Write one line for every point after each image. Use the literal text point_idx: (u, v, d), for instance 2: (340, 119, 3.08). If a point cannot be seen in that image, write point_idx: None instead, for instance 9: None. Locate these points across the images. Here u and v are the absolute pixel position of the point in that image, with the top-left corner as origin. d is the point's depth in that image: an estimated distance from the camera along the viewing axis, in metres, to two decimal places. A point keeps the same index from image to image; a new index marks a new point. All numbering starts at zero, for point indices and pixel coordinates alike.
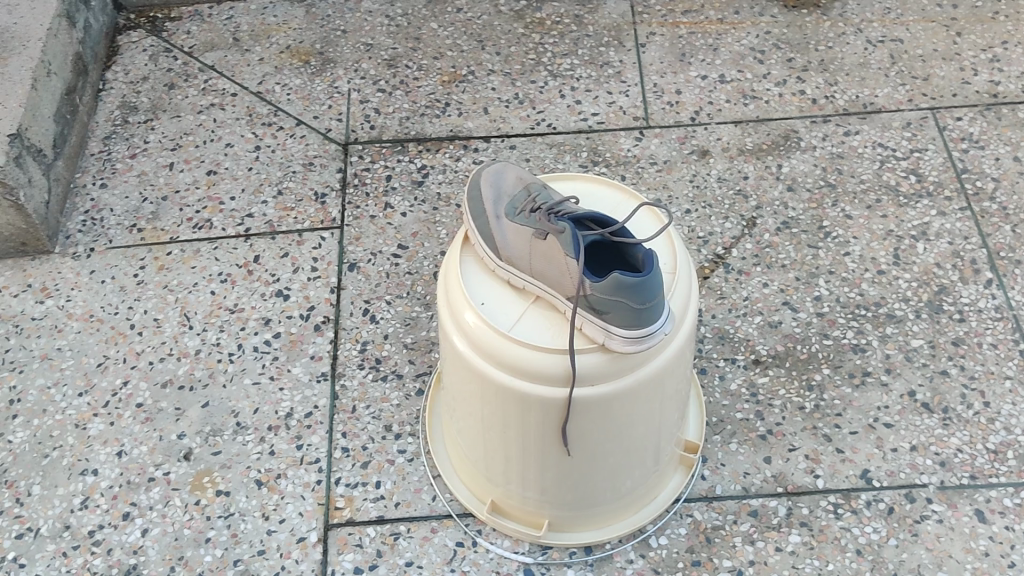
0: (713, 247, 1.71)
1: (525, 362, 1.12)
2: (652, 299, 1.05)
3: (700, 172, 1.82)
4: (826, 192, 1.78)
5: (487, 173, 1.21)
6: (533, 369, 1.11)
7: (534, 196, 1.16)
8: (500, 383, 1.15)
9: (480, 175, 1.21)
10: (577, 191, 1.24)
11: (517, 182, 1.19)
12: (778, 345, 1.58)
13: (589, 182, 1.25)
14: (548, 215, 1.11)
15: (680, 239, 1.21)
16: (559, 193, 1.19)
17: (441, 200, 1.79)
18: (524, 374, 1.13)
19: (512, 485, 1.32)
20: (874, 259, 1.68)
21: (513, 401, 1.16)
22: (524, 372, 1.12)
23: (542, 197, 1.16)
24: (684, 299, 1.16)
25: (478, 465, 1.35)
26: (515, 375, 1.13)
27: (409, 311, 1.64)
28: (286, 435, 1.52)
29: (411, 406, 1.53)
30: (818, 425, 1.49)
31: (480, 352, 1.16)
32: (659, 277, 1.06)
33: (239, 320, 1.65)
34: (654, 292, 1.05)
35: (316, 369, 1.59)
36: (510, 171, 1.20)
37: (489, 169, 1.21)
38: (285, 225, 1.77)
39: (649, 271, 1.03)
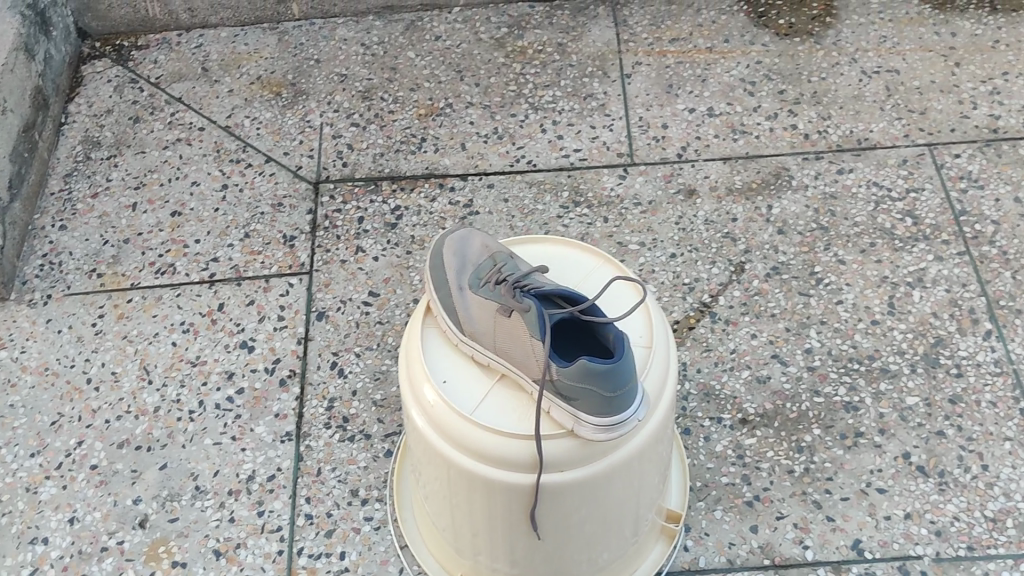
0: (699, 294, 1.63)
1: (488, 447, 1.03)
2: (624, 386, 0.97)
3: (687, 213, 1.74)
4: (819, 235, 1.69)
5: (450, 239, 1.12)
6: (497, 455, 1.03)
7: (500, 266, 1.07)
8: (462, 468, 1.06)
9: (442, 239, 1.13)
10: (547, 257, 1.15)
11: (482, 250, 1.11)
12: (766, 403, 1.50)
13: (560, 246, 1.16)
14: (513, 289, 1.03)
15: (657, 312, 1.13)
16: (528, 262, 1.10)
17: (415, 243, 1.71)
18: (486, 460, 1.04)
19: (481, 558, 1.23)
20: (868, 308, 1.60)
21: (476, 486, 1.07)
22: (487, 458, 1.04)
23: (508, 267, 1.07)
24: (661, 377, 1.07)
25: (446, 537, 1.27)
26: (476, 460, 1.05)
27: (379, 365, 1.56)
28: (247, 500, 1.44)
29: (378, 469, 1.45)
30: (807, 491, 1.41)
31: (441, 433, 1.07)
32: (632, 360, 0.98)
33: (200, 374, 1.57)
34: (625, 378, 0.96)
35: (280, 428, 1.51)
36: (475, 235, 1.12)
37: (453, 234, 1.12)
38: (251, 270, 1.69)
39: (621, 355, 0.95)
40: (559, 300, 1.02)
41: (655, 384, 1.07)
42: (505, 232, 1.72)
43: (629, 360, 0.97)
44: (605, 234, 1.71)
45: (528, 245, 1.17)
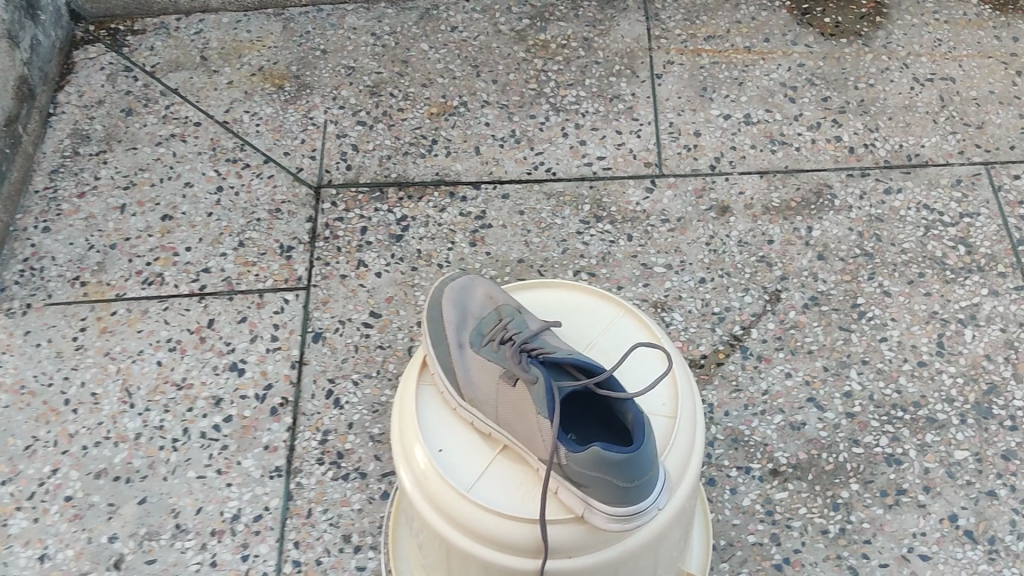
0: (730, 325, 1.49)
1: (486, 530, 0.91)
2: (643, 475, 0.83)
3: (719, 233, 1.59)
4: (862, 262, 1.55)
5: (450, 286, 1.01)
6: (496, 538, 0.90)
7: (506, 321, 0.95)
8: (458, 549, 0.93)
9: (440, 286, 1.00)
10: (560, 308, 1.02)
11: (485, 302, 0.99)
12: (800, 452, 1.37)
13: (575, 295, 1.04)
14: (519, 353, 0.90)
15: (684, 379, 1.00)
16: (537, 316, 0.98)
17: (421, 258, 1.60)
18: (484, 542, 0.91)
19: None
20: (914, 347, 1.46)
21: (472, 569, 0.95)
22: (484, 541, 0.91)
23: (515, 323, 0.95)
24: (684, 452, 0.95)
25: None
26: (473, 542, 0.92)
27: (378, 395, 1.45)
28: (231, 542, 1.32)
29: (374, 513, 1.34)
30: (842, 554, 1.28)
31: (433, 507, 0.95)
32: (653, 445, 0.84)
33: (186, 398, 1.46)
34: (645, 468, 0.83)
35: (270, 462, 1.39)
36: (477, 284, 1.00)
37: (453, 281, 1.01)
38: (244, 283, 1.58)
39: (640, 440, 0.82)
40: (573, 370, 0.89)
41: (678, 459, 0.94)
42: (519, 248, 1.59)
43: (650, 447, 0.83)
44: (628, 254, 1.57)
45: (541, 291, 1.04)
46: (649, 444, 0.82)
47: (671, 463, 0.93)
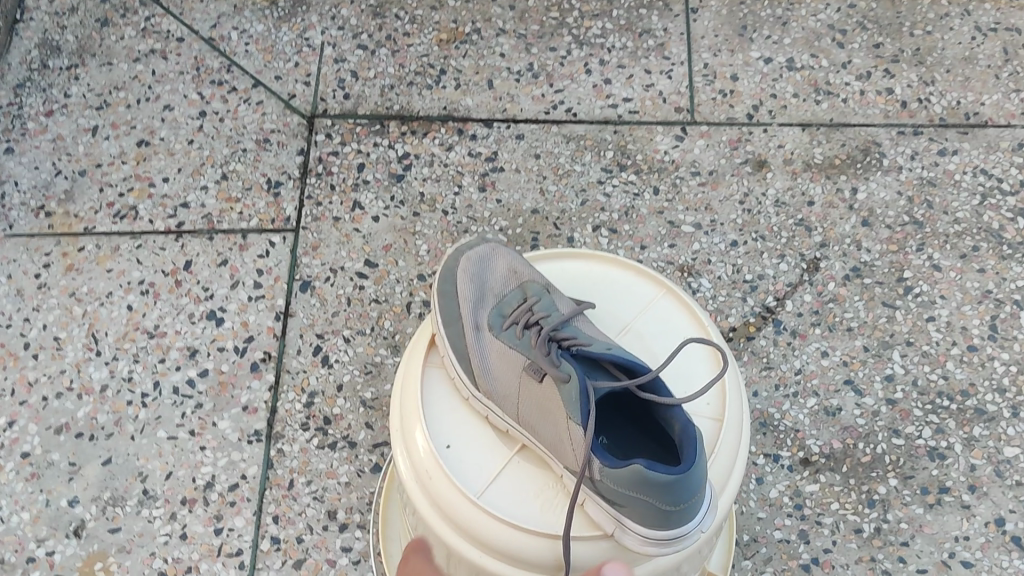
0: (763, 295, 1.35)
1: (499, 544, 0.79)
2: (691, 499, 0.71)
3: (755, 190, 1.45)
4: (911, 231, 1.41)
5: (469, 260, 0.94)
6: (511, 554, 0.79)
7: (531, 304, 0.90)
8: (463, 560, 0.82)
9: (459, 258, 0.95)
10: (601, 281, 1.00)
11: (508, 278, 0.94)
12: (834, 441, 1.24)
13: (617, 270, 1.00)
14: (549, 344, 0.84)
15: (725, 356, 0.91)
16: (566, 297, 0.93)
17: (423, 202, 1.45)
18: (496, 556, 0.80)
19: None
20: (964, 329, 1.33)
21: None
22: (497, 556, 0.80)
23: (541, 306, 0.90)
24: (730, 459, 0.82)
25: None
26: (481, 554, 0.80)
27: (372, 355, 1.31)
28: (203, 513, 1.21)
29: (362, 487, 1.21)
30: (877, 557, 1.17)
31: (438, 511, 0.83)
32: (703, 464, 0.71)
33: (158, 348, 1.34)
34: (692, 491, 0.70)
35: (248, 425, 1.26)
36: (499, 260, 0.95)
37: (473, 255, 0.95)
38: (226, 222, 1.44)
39: (691, 461, 0.69)
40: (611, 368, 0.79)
41: (723, 466, 0.82)
42: (533, 197, 1.44)
43: (700, 467, 0.70)
44: (653, 209, 1.42)
45: (581, 261, 1.01)
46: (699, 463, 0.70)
47: (715, 471, 0.81)
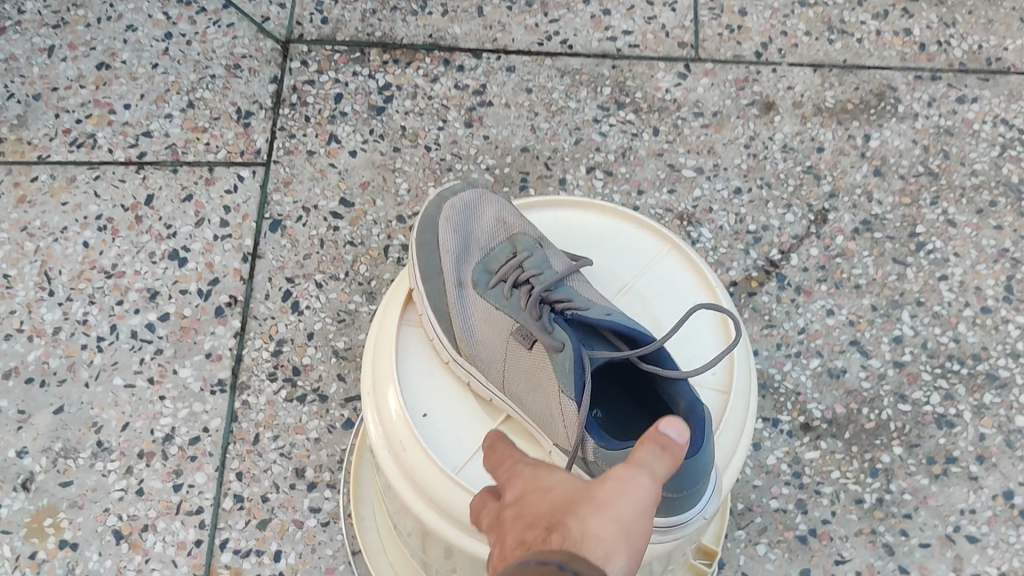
0: (766, 248, 1.26)
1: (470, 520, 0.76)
2: (695, 485, 0.65)
3: (761, 134, 1.35)
4: (925, 182, 1.32)
5: (453, 214, 0.91)
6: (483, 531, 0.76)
7: (521, 260, 0.88)
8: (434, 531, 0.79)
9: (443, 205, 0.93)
10: (607, 235, 0.98)
11: (494, 235, 0.91)
12: (837, 405, 1.17)
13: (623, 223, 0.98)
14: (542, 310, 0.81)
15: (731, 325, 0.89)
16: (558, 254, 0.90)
17: (405, 137, 1.34)
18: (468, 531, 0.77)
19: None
20: (978, 290, 1.25)
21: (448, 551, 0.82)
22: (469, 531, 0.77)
23: (532, 263, 0.88)
24: (737, 431, 0.79)
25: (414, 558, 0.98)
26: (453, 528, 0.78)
27: (346, 302, 1.22)
28: (161, 468, 1.13)
29: (332, 444, 1.14)
30: (877, 530, 1.10)
31: (409, 480, 0.80)
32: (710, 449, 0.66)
33: (116, 289, 1.25)
34: (695, 478, 0.64)
35: (211, 374, 1.18)
36: (486, 209, 0.92)
37: (458, 208, 0.92)
38: (192, 153, 1.34)
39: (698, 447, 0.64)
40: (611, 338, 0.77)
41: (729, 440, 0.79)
42: (523, 134, 1.34)
43: (706, 453, 0.65)
44: (652, 151, 1.33)
45: (587, 213, 1.00)
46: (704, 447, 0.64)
47: (721, 443, 0.78)
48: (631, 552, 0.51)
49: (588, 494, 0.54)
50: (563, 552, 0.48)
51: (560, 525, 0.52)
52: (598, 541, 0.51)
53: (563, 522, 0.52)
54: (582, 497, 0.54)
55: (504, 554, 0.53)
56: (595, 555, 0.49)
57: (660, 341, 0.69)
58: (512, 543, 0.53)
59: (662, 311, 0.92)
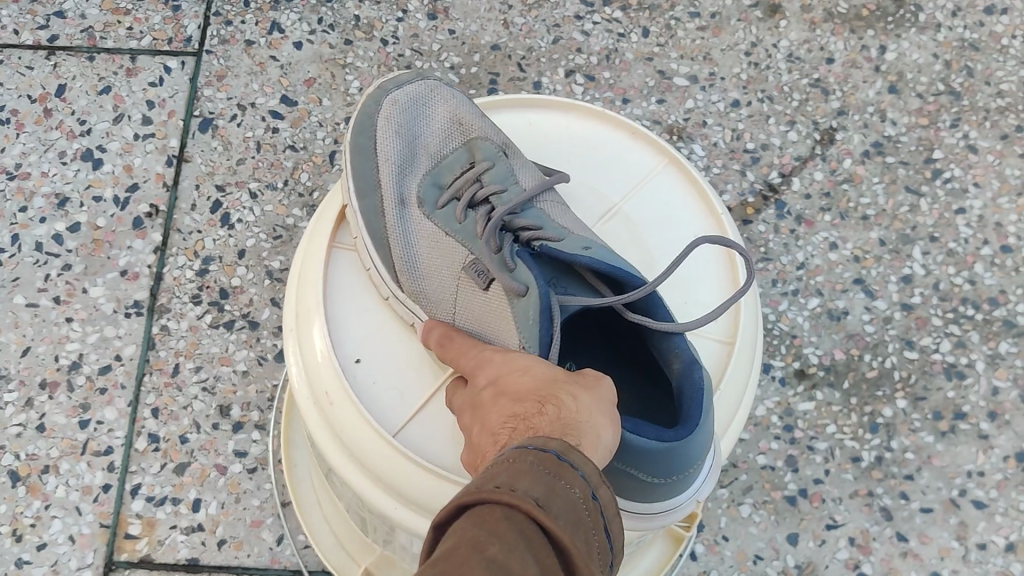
0: (766, 169, 1.11)
1: (406, 490, 0.66)
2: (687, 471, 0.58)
3: (764, 40, 1.19)
4: (946, 102, 1.17)
5: (394, 113, 0.78)
6: (422, 504, 0.66)
7: (480, 174, 0.76)
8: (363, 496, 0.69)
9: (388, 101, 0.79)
10: (591, 146, 0.83)
11: (444, 137, 0.79)
12: (836, 351, 1.04)
13: (610, 133, 0.84)
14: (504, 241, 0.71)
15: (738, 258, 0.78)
16: (525, 164, 0.79)
17: (358, 28, 1.17)
18: (403, 501, 0.66)
19: (401, 559, 0.82)
20: (998, 226, 1.11)
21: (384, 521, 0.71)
22: (405, 502, 0.66)
23: (494, 178, 0.76)
24: (739, 390, 0.72)
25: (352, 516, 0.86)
26: (385, 497, 0.67)
27: (284, 215, 1.07)
28: (66, 401, 0.98)
29: (263, 379, 1.00)
30: (875, 492, 0.98)
31: (337, 436, 0.69)
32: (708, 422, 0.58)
33: (18, 194, 1.08)
34: (690, 461, 0.57)
35: (127, 295, 1.03)
36: (439, 109, 0.80)
37: (398, 107, 0.79)
38: (112, 38, 1.16)
39: (693, 429, 0.56)
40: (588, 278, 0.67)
41: (731, 401, 0.72)
42: (494, 30, 1.17)
43: (705, 430, 0.57)
44: (640, 55, 1.17)
45: (570, 119, 0.85)
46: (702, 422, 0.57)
47: (722, 406, 0.71)
48: (615, 426, 0.55)
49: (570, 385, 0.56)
50: (561, 440, 0.50)
51: (554, 406, 0.54)
52: (589, 418, 0.54)
53: (556, 402, 0.54)
54: (567, 380, 0.57)
55: (494, 431, 0.55)
56: (589, 441, 0.52)
57: (650, 285, 0.60)
58: (500, 422, 0.55)
59: (655, 241, 0.78)
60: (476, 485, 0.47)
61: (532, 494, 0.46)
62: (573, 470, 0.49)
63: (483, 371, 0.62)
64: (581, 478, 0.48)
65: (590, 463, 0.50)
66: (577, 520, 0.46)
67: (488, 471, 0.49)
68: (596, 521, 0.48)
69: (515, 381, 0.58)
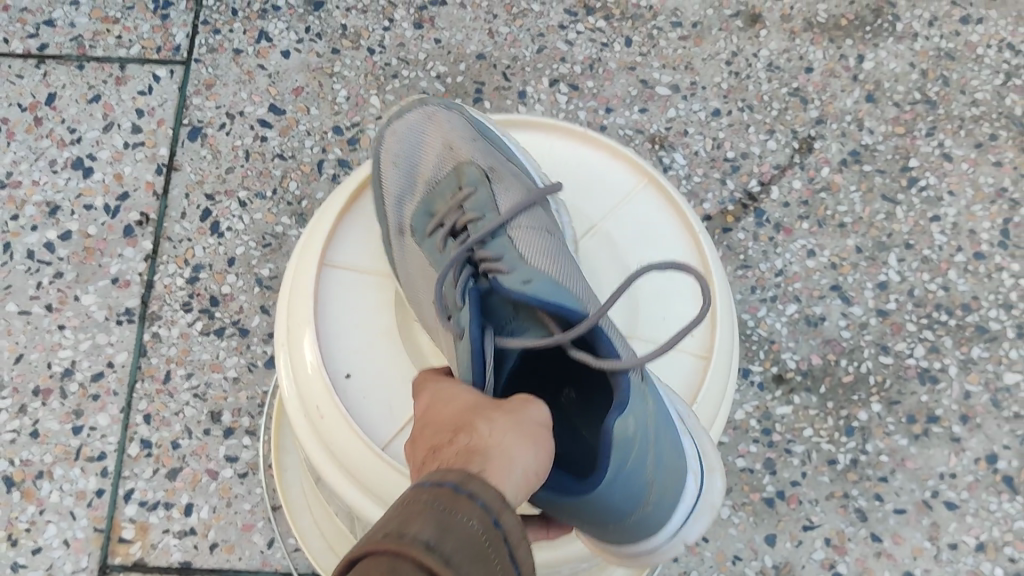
0: (745, 178, 1.14)
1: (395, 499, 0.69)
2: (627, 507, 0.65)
3: (744, 49, 1.21)
4: (922, 111, 1.20)
5: (394, 146, 0.82)
6: None
7: (462, 201, 0.78)
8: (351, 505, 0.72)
9: (388, 132, 0.84)
10: (570, 165, 0.86)
11: (439, 163, 0.81)
12: (813, 356, 1.06)
13: (589, 152, 0.86)
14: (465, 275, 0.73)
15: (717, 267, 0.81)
16: (511, 184, 0.79)
17: (346, 38, 1.19)
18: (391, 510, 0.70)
19: None
20: (972, 233, 1.14)
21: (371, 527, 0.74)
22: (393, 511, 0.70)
23: (475, 205, 0.78)
24: (715, 401, 0.78)
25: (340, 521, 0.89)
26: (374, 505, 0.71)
27: (273, 223, 1.08)
28: (59, 407, 1.00)
29: (253, 386, 1.02)
30: (850, 493, 1.01)
31: (327, 446, 0.73)
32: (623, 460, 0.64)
33: (9, 203, 1.10)
34: (618, 500, 0.63)
35: (118, 303, 1.05)
36: (433, 133, 0.82)
37: (398, 140, 0.82)
38: (101, 47, 1.18)
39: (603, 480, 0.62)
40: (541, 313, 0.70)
41: (707, 411, 0.78)
42: (479, 39, 1.19)
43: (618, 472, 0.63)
44: (623, 64, 1.19)
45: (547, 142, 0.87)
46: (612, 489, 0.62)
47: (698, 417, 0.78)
48: (530, 452, 0.58)
49: (487, 417, 0.60)
50: (459, 472, 0.53)
51: (467, 435, 0.58)
52: (500, 445, 0.57)
53: (469, 432, 0.58)
54: (486, 411, 0.61)
55: (416, 464, 0.59)
56: (495, 465, 0.54)
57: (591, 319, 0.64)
58: (421, 455, 0.59)
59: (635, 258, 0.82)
60: (369, 535, 0.49)
61: (422, 537, 0.47)
62: (471, 501, 0.51)
63: (419, 401, 0.66)
64: (479, 508, 0.50)
65: (490, 490, 0.52)
66: (474, 551, 0.48)
67: (387, 516, 0.51)
68: (499, 549, 0.50)
69: (439, 413, 0.62)
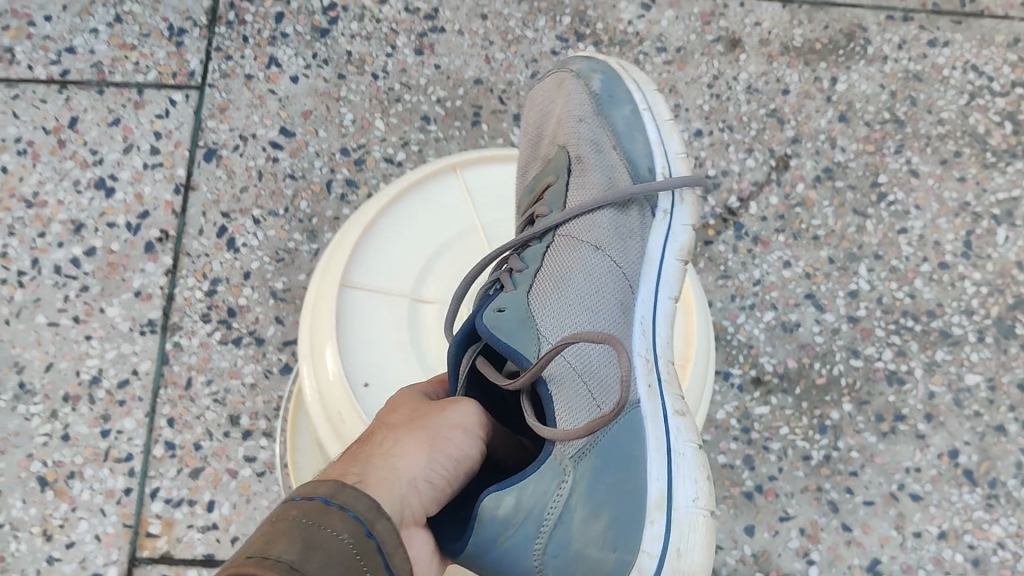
0: (725, 195, 1.22)
1: None
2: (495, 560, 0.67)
3: (725, 73, 1.30)
4: (891, 130, 1.28)
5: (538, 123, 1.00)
6: None
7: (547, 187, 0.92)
8: None
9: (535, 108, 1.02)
10: None
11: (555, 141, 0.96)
12: (789, 359, 1.15)
13: None
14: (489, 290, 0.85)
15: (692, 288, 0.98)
16: (588, 178, 0.91)
17: (351, 64, 1.26)
18: None
19: None
20: (937, 244, 1.22)
21: None
22: None
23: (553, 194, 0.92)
24: (697, 399, 0.92)
25: None
26: None
27: (286, 239, 1.16)
28: (88, 412, 1.08)
29: (270, 391, 1.09)
30: (823, 487, 1.09)
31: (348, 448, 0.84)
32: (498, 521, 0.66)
33: (37, 221, 1.18)
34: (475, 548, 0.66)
35: (141, 315, 1.12)
36: (558, 112, 0.97)
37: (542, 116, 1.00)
38: (120, 73, 1.25)
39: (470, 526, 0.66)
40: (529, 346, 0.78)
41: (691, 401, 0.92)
42: (476, 65, 1.27)
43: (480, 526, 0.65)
44: None
45: None
46: (475, 546, 0.65)
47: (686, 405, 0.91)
48: (425, 460, 0.65)
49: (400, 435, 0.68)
50: (326, 485, 0.58)
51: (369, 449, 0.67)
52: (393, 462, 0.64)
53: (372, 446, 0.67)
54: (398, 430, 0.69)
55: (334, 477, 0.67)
56: (372, 482, 0.61)
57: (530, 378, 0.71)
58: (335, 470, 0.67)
59: None
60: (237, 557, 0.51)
61: (286, 557, 0.50)
62: (340, 513, 0.55)
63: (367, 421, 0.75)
64: (349, 518, 0.56)
65: (358, 501, 0.57)
66: (343, 561, 0.53)
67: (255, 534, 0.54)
68: (366, 553, 0.55)
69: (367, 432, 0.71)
